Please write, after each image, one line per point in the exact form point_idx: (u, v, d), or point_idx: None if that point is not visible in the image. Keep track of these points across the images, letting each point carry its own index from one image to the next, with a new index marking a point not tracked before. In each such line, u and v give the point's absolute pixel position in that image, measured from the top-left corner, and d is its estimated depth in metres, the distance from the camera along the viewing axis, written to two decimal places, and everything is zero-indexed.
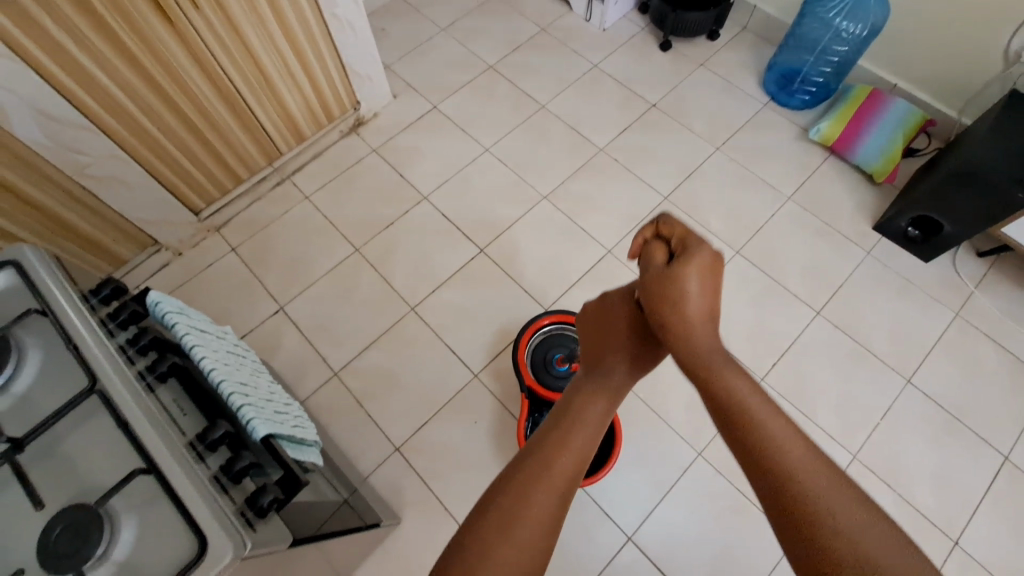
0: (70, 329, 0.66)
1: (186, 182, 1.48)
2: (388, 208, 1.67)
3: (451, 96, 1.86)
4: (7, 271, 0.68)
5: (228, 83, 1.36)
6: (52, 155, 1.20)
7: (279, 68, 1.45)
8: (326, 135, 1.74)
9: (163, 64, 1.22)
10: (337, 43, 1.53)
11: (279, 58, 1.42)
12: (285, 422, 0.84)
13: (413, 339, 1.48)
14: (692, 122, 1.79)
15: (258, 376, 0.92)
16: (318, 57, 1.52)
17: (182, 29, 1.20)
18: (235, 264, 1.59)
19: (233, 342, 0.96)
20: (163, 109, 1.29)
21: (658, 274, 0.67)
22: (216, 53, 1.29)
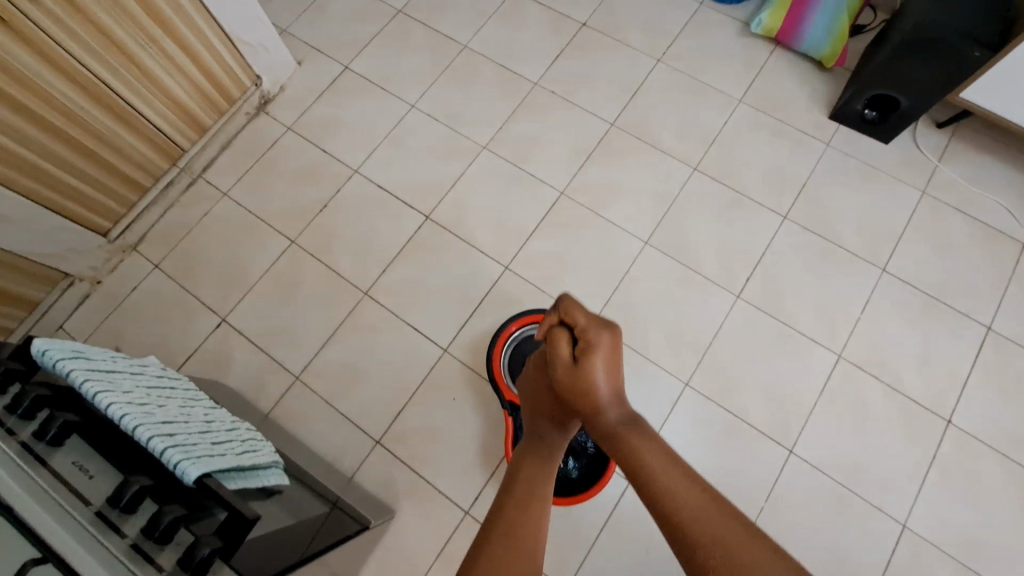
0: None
1: (81, 203, 1.30)
2: (318, 190, 1.52)
3: (362, 52, 1.68)
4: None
5: (99, 83, 1.18)
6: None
7: (157, 54, 1.26)
8: (230, 121, 1.56)
9: (10, 71, 1.03)
10: (215, 12, 1.32)
11: (149, 41, 1.22)
12: (229, 454, 0.74)
13: (372, 324, 1.38)
14: (627, 36, 1.65)
15: (192, 407, 0.82)
16: (197, 33, 1.32)
17: (19, 24, 1.01)
18: (163, 283, 1.44)
19: (156, 372, 0.85)
20: (29, 126, 1.11)
21: (569, 369, 0.61)
22: (72, 47, 1.10)
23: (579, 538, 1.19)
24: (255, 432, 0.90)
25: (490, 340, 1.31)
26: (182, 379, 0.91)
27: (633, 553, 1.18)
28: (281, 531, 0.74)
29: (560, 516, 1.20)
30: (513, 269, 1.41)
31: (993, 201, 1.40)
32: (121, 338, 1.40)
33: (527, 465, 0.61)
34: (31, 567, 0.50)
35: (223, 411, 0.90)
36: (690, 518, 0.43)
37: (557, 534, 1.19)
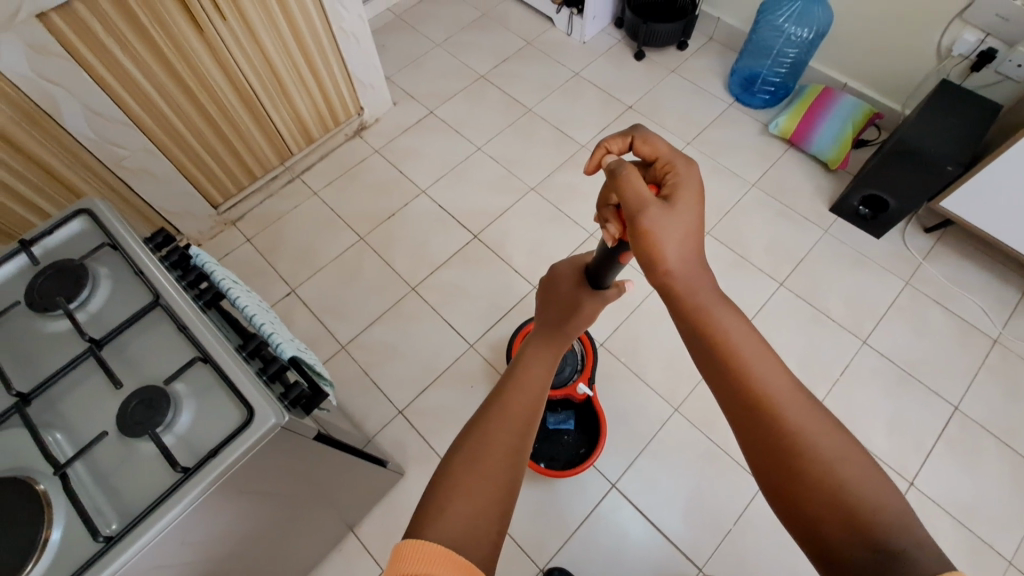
0: (134, 256, 0.80)
1: (208, 177, 1.63)
2: (391, 201, 1.83)
3: (446, 102, 2.05)
4: (81, 217, 0.83)
5: (248, 86, 1.53)
6: (95, 148, 1.34)
7: (294, 74, 1.62)
8: (333, 138, 1.91)
9: (193, 67, 1.38)
10: (343, 53, 1.71)
11: (292, 65, 1.60)
12: (310, 355, 0.97)
13: (413, 315, 1.61)
14: (664, 120, 1.97)
15: None
16: (326, 64, 1.70)
17: (212, 37, 1.36)
18: (250, 253, 1.74)
19: None
20: (190, 108, 1.44)
21: (657, 207, 0.64)
22: (239, 58, 1.46)
23: (560, 526, 1.32)
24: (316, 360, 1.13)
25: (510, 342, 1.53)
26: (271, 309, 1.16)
27: (606, 548, 1.30)
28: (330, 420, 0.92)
29: (546, 502, 1.35)
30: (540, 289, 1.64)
31: (970, 301, 1.58)
32: None
33: (535, 347, 0.83)
34: (195, 366, 0.72)
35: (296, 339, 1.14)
36: (792, 421, 0.55)
37: (541, 517, 1.33)
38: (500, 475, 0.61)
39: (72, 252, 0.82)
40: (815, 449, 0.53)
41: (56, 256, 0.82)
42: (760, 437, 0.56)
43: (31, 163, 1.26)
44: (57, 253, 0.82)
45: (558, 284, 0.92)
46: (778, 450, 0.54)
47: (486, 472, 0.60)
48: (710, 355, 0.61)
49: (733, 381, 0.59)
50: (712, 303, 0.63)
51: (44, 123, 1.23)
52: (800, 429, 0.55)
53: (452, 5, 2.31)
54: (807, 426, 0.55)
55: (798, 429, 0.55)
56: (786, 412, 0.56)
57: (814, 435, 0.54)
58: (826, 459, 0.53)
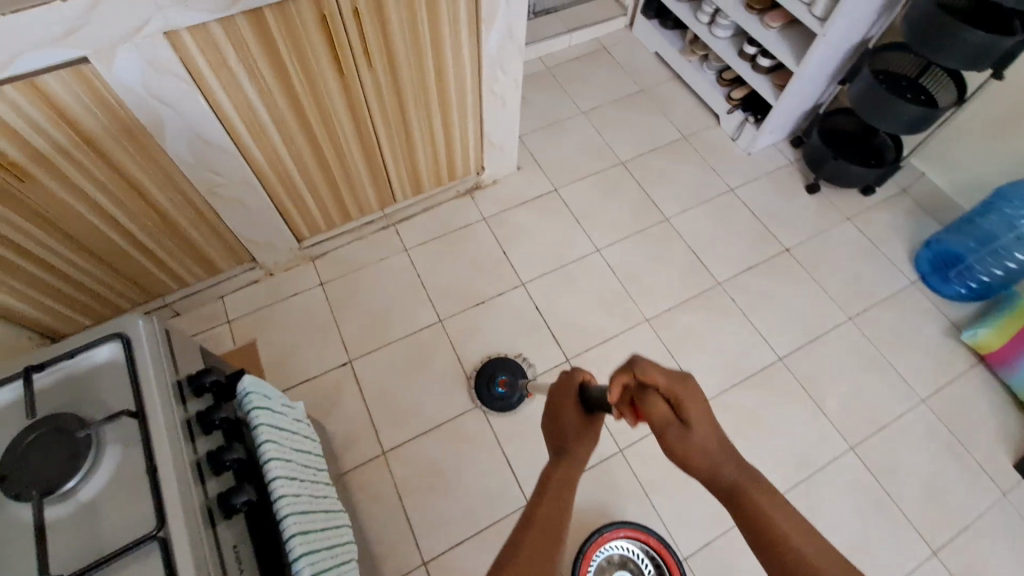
0: (153, 434, 0.57)
1: (301, 213, 1.46)
2: (484, 284, 1.59)
3: (575, 182, 1.79)
4: (112, 344, 0.62)
5: (372, 131, 1.34)
6: (190, 171, 1.17)
7: (424, 126, 1.42)
8: (442, 193, 1.70)
9: (319, 106, 1.20)
10: (483, 114, 1.50)
11: (426, 118, 1.40)
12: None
13: (473, 438, 1.36)
14: (826, 281, 1.62)
15: (317, 485, 0.83)
16: (462, 122, 1.49)
17: (350, 80, 1.18)
18: (320, 301, 1.54)
19: (300, 430, 0.88)
20: (302, 144, 1.27)
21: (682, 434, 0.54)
22: (371, 103, 1.26)
23: None
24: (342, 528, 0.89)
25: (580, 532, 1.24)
26: (312, 439, 0.92)
27: None
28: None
29: None
30: (626, 456, 1.34)
31: None
32: (263, 332, 1.50)
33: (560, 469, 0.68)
34: None
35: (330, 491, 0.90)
36: None
37: None
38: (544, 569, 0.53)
39: (84, 392, 0.61)
40: None
41: (66, 392, 0.61)
42: None
43: (117, 176, 1.10)
44: (68, 386, 0.61)
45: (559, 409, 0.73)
46: None
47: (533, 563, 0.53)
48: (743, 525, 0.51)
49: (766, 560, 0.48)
50: (738, 472, 0.53)
51: (144, 139, 1.07)
52: None
53: (608, 70, 2.06)
54: None
55: None
56: None
57: None
58: None
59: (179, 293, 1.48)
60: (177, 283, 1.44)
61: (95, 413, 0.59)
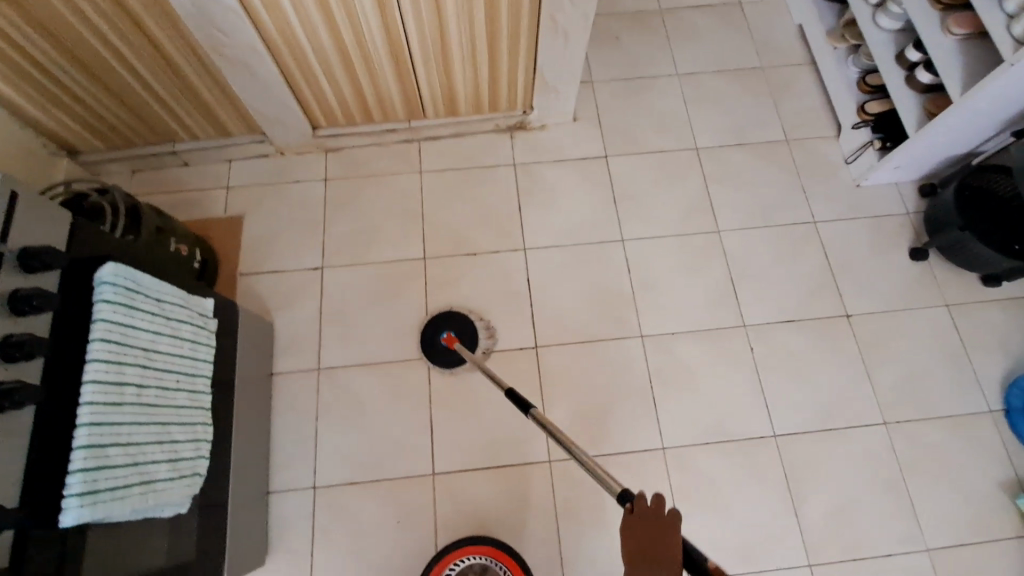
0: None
1: (317, 98, 1.36)
2: (484, 236, 1.44)
3: (631, 155, 1.54)
4: None
5: (400, 29, 1.17)
6: (192, 22, 1.08)
7: (463, 40, 1.22)
8: (479, 122, 1.53)
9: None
10: (540, 45, 1.27)
11: (467, 34, 1.21)
12: (123, 504, 0.67)
13: (408, 389, 1.28)
14: (878, 370, 1.31)
15: (176, 392, 0.79)
16: (512, 50, 1.28)
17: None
18: (316, 196, 1.47)
19: (186, 330, 0.83)
20: (319, 24, 1.13)
21: None
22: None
23: None
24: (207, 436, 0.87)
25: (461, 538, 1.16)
26: (205, 341, 0.88)
27: None
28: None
29: None
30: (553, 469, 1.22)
31: None
32: (253, 209, 1.46)
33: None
34: None
35: (203, 398, 0.87)
36: None
37: None
38: None
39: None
40: None
41: None
42: None
43: (114, 5, 1.03)
44: None
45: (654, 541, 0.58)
46: None
47: None
48: None
49: None
50: None
51: None
52: None
53: (727, 36, 1.71)
54: None
55: None
56: None
57: None
58: None
59: (185, 143, 1.45)
60: (187, 133, 1.42)
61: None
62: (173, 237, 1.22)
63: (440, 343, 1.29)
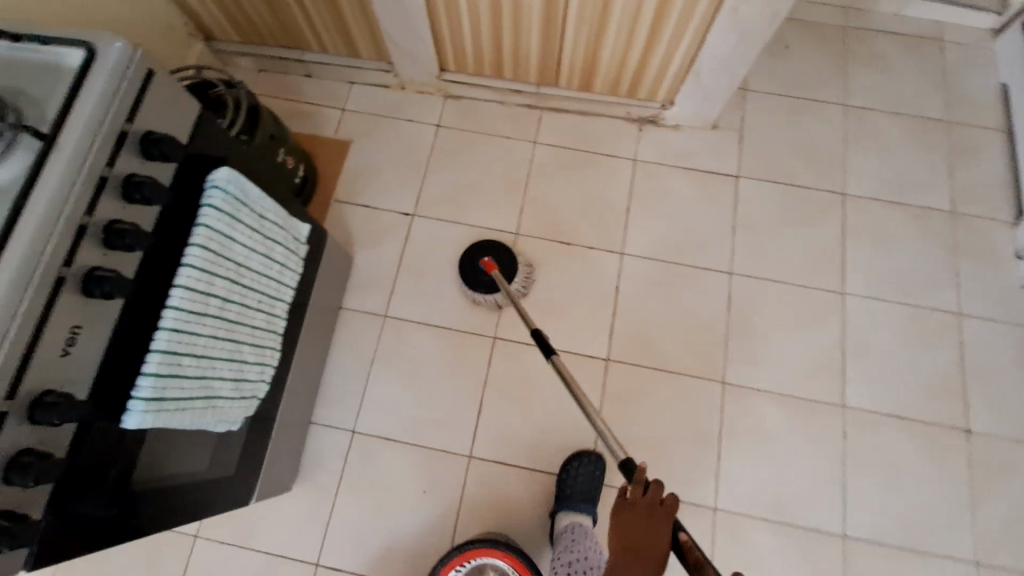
0: (48, 164, 0.52)
1: (453, 39, 1.28)
2: (584, 228, 1.34)
3: (767, 182, 1.37)
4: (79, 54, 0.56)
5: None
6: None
7: (626, 9, 1.10)
8: (611, 104, 1.40)
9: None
10: (708, 36, 1.13)
11: (635, 2, 1.08)
12: (185, 414, 0.65)
13: (466, 362, 1.23)
14: (986, 500, 1.13)
15: (254, 313, 0.77)
16: (676, 33, 1.14)
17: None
18: (425, 141, 1.42)
19: (278, 253, 0.80)
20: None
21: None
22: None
23: None
24: (271, 361, 0.85)
25: (483, 534, 1.09)
26: (291, 267, 0.86)
27: None
28: (120, 518, 0.62)
29: None
30: None
31: None
32: (361, 137, 1.42)
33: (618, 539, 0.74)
34: None
35: (276, 323, 0.84)
36: None
37: None
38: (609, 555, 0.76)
39: (40, 85, 0.56)
40: None
41: (25, 75, 0.57)
42: None
43: None
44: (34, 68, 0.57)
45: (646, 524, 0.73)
46: None
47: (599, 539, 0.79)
48: None
49: None
50: None
51: None
52: None
53: (916, 74, 1.48)
54: None
55: None
56: None
57: None
58: None
59: (314, 55, 1.42)
60: (318, 45, 1.39)
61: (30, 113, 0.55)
62: (282, 148, 1.20)
63: (478, 267, 1.23)
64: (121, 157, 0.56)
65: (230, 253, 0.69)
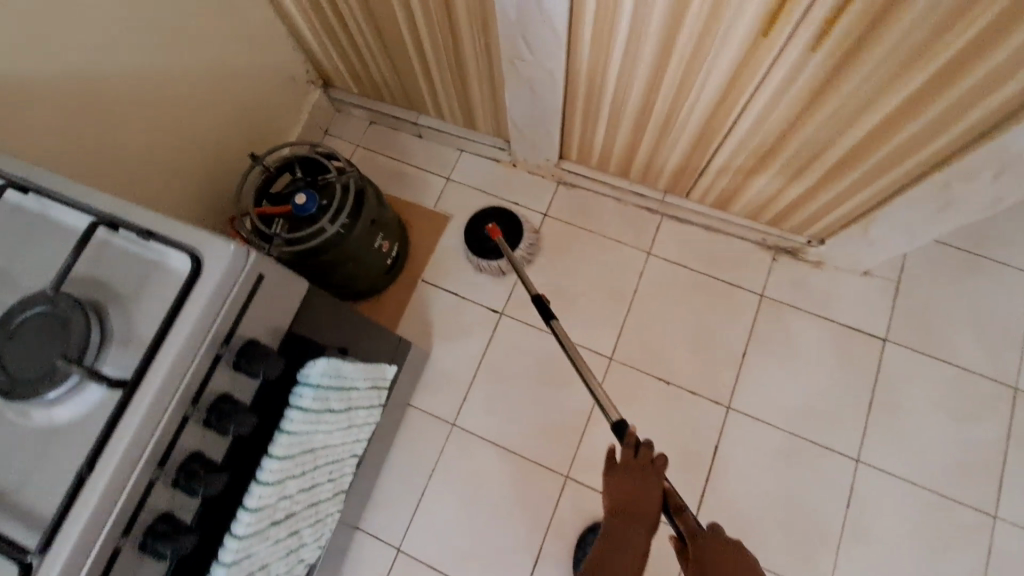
0: (124, 417, 0.44)
1: (583, 136, 1.15)
2: (688, 367, 1.19)
3: (917, 355, 1.17)
4: (183, 262, 0.47)
5: (734, 112, 0.90)
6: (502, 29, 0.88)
7: (802, 150, 0.93)
8: (745, 229, 1.22)
9: (701, 39, 0.79)
10: (897, 199, 0.93)
11: (817, 148, 0.91)
12: None
13: (531, 497, 1.13)
14: None
15: (325, 486, 0.69)
16: (856, 186, 0.96)
17: (776, 33, 0.73)
18: (528, 231, 1.30)
19: (361, 415, 0.72)
20: (641, 72, 0.90)
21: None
22: (767, 79, 0.81)
23: None
24: (334, 517, 0.78)
25: None
26: (371, 418, 0.77)
27: None
28: None
29: None
30: None
31: None
32: (461, 215, 1.32)
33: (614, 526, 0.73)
34: None
35: (346, 479, 0.77)
36: None
37: None
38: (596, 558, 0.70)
39: (129, 283, 0.48)
40: None
41: (111, 266, 0.49)
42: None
43: None
44: (126, 259, 0.49)
45: (634, 476, 0.76)
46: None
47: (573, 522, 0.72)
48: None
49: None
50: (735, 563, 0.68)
51: None
52: None
53: None
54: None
55: None
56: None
57: None
58: None
59: (428, 118, 1.33)
60: (435, 112, 1.30)
61: (114, 325, 0.47)
62: (381, 232, 1.13)
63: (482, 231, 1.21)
64: (209, 388, 0.49)
65: (310, 445, 0.60)
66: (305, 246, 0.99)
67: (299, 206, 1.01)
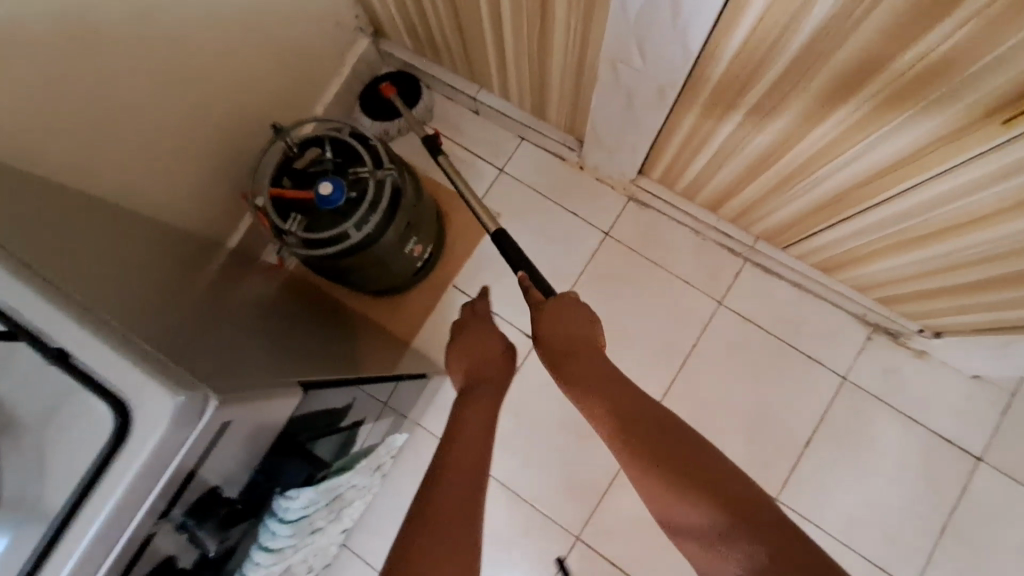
0: None
1: (677, 158, 0.94)
2: (738, 444, 1.04)
3: (1015, 485, 0.98)
4: (109, 410, 0.36)
5: (895, 188, 0.70)
6: (612, 26, 0.67)
7: (970, 249, 0.72)
8: (843, 297, 1.02)
9: (894, 100, 0.58)
10: None
11: (991, 249, 0.69)
12: None
13: (534, 551, 1.03)
14: None
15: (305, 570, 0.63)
16: (1021, 299, 0.75)
17: (1022, 124, 0.52)
18: (584, 251, 1.11)
19: (346, 496, 0.63)
20: (785, 115, 0.69)
21: (587, 328, 0.73)
22: (968, 168, 0.61)
23: None
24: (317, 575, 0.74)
25: None
26: (361, 483, 0.69)
27: None
28: None
29: None
30: None
31: None
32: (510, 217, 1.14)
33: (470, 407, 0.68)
34: None
35: (332, 543, 0.71)
36: (653, 420, 0.60)
37: None
38: (464, 479, 0.57)
39: (41, 422, 0.37)
40: (724, 475, 0.53)
41: (22, 395, 0.38)
42: (669, 458, 0.56)
43: None
44: (39, 388, 0.38)
45: (453, 434, 0.63)
46: (664, 442, 0.58)
47: (458, 464, 0.58)
48: (586, 371, 0.68)
49: (625, 410, 0.62)
50: (596, 351, 0.70)
51: None
52: (645, 410, 0.62)
53: None
54: (665, 433, 0.59)
55: (708, 447, 0.57)
56: (641, 433, 0.59)
57: (696, 454, 0.56)
58: (724, 470, 0.54)
59: (490, 96, 1.12)
60: (501, 90, 1.08)
61: (12, 484, 0.36)
62: (415, 235, 0.96)
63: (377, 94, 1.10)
64: (141, 562, 0.37)
65: (284, 568, 0.52)
66: (325, 251, 0.83)
67: (322, 197, 0.82)
